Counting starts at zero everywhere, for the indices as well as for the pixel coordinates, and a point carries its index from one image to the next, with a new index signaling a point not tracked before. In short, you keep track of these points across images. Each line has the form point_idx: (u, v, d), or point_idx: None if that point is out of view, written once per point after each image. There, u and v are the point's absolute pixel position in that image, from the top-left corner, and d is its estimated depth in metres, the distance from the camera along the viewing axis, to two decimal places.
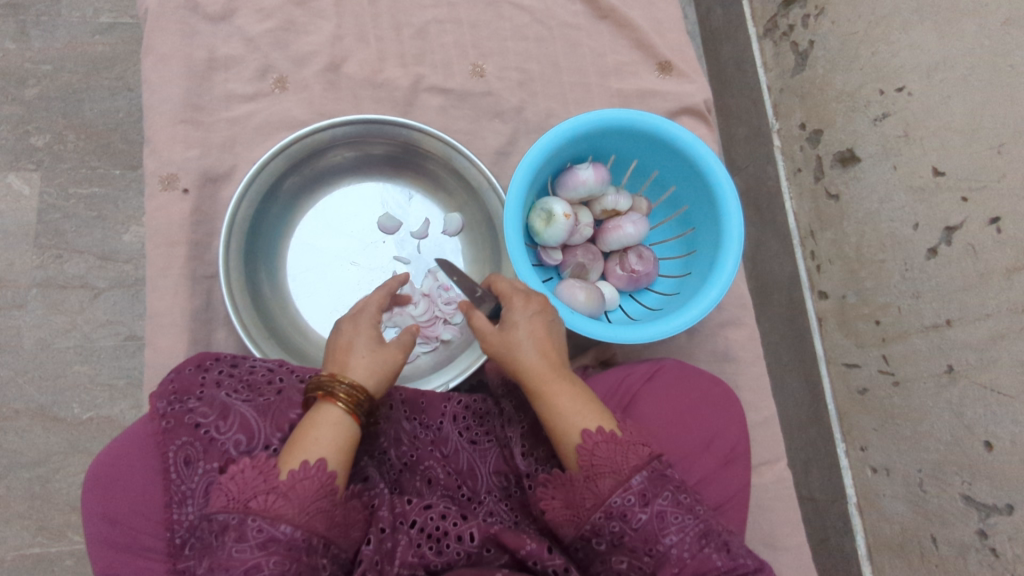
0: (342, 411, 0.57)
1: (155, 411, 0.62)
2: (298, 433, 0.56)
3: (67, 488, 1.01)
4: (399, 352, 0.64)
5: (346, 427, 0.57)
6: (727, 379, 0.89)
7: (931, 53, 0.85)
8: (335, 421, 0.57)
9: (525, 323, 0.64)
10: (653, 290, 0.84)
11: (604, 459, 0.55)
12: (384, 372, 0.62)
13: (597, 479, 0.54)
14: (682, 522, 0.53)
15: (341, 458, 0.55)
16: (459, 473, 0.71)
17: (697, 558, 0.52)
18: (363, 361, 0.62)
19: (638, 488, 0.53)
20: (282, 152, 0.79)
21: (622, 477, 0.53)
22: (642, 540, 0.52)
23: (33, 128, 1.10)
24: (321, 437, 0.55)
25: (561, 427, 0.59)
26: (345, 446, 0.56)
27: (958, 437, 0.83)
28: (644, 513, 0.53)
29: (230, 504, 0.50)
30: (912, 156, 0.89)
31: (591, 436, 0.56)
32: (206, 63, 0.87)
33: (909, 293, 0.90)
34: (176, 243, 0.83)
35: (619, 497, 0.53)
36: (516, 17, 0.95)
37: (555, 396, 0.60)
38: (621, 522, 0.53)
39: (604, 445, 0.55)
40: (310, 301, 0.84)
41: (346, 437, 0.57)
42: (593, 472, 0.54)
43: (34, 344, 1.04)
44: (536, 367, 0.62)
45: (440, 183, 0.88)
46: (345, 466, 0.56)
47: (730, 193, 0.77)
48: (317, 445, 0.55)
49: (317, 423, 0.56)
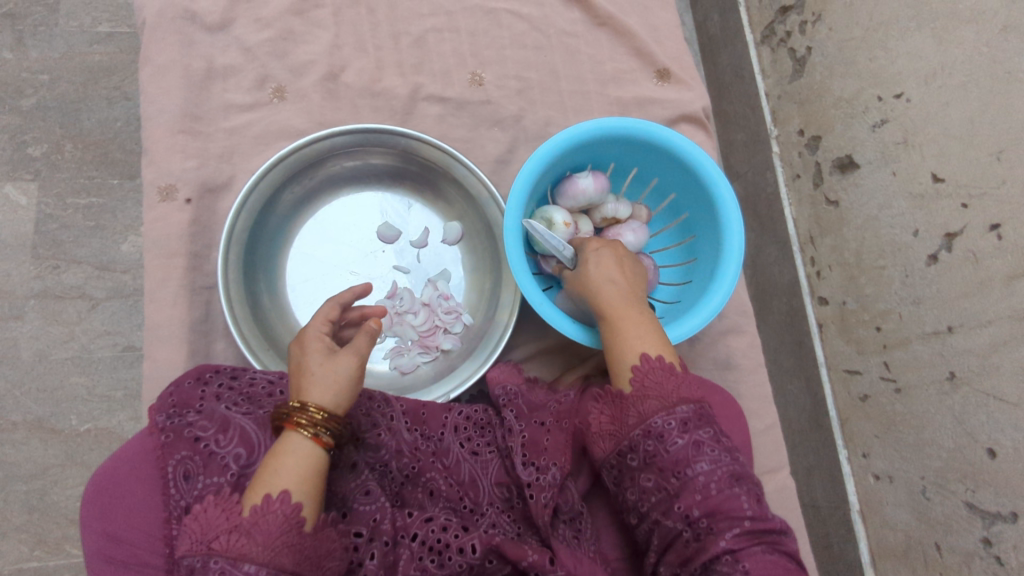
0: (305, 439, 0.57)
1: (154, 424, 0.61)
2: (263, 467, 0.56)
3: (65, 500, 1.01)
4: (352, 357, 0.62)
5: (307, 454, 0.56)
6: (729, 387, 0.88)
7: (929, 60, 0.85)
8: (295, 450, 0.56)
9: (599, 260, 0.69)
10: (654, 298, 0.84)
11: (652, 384, 0.60)
12: (339, 382, 0.60)
13: (643, 401, 0.59)
14: (716, 457, 0.57)
15: (306, 487, 0.55)
16: (461, 485, 0.70)
17: (721, 494, 0.55)
18: (316, 376, 0.60)
19: (681, 415, 0.57)
20: (280, 163, 0.79)
21: (669, 404, 0.59)
22: (672, 462, 0.57)
23: (30, 138, 1.10)
24: (282, 468, 0.55)
25: (620, 350, 0.64)
26: (309, 474, 0.56)
27: (961, 444, 0.83)
28: (682, 438, 0.57)
29: (195, 547, 0.51)
30: (912, 163, 0.88)
31: (649, 360, 0.61)
32: (204, 73, 0.87)
33: (910, 299, 0.90)
34: (175, 254, 0.82)
35: (660, 419, 0.58)
36: (514, 25, 0.95)
37: (622, 322, 0.65)
38: (657, 441, 0.58)
39: (656, 372, 0.60)
40: (310, 311, 0.84)
41: (309, 464, 0.56)
42: (642, 392, 0.60)
43: (32, 356, 1.04)
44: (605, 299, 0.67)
45: (440, 191, 0.87)
46: (313, 495, 0.55)
47: (730, 200, 0.77)
48: (279, 478, 0.54)
49: (278, 454, 0.56)
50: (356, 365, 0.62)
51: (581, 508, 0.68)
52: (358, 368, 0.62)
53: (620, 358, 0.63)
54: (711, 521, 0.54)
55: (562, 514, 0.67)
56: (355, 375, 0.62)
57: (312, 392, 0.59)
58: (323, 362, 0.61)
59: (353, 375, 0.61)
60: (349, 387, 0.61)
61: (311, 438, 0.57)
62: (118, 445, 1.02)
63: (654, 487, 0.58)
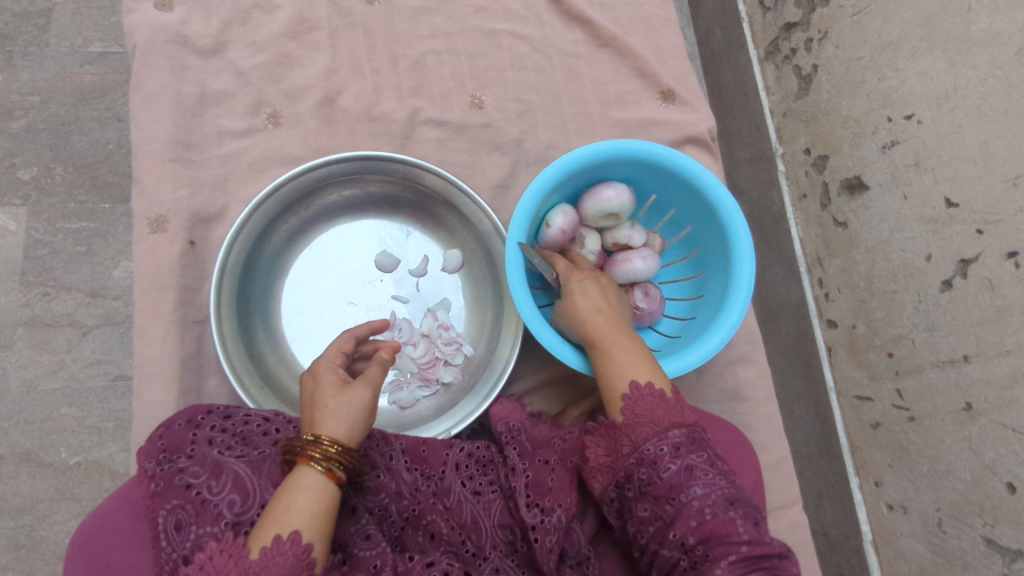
0: (318, 473, 0.54)
1: (143, 472, 0.58)
2: (272, 502, 0.53)
3: (54, 536, 0.98)
4: (366, 390, 0.58)
5: (320, 490, 0.53)
6: (738, 418, 0.86)
7: (941, 82, 0.83)
8: (308, 485, 0.53)
9: (585, 289, 0.66)
10: (656, 329, 0.81)
11: (643, 410, 0.57)
12: (354, 417, 0.57)
13: (636, 428, 0.57)
14: (711, 481, 0.53)
15: (318, 525, 0.52)
16: (463, 527, 0.66)
17: (717, 519, 0.51)
18: (329, 407, 0.57)
19: (673, 439, 0.54)
20: (274, 193, 0.76)
21: (660, 428, 0.56)
22: (666, 488, 0.54)
23: (20, 162, 1.08)
24: (294, 504, 0.52)
25: (611, 380, 0.61)
26: (322, 512, 0.53)
27: (979, 477, 0.81)
28: (674, 464, 0.54)
29: None
30: (924, 186, 0.86)
31: (637, 387, 0.58)
32: (197, 99, 0.84)
33: (923, 326, 0.88)
34: (165, 288, 0.80)
35: (653, 445, 0.55)
36: (514, 46, 0.93)
37: (610, 349, 0.62)
38: (650, 469, 0.55)
39: (646, 398, 0.57)
40: (306, 343, 0.81)
41: (321, 501, 0.53)
42: (633, 422, 0.57)
43: (20, 387, 1.01)
44: (594, 328, 0.64)
45: (439, 219, 0.85)
46: (326, 531, 0.53)
47: (744, 242, 0.75)
48: (291, 516, 0.51)
49: (289, 489, 0.53)
50: (371, 397, 0.58)
51: (588, 552, 0.65)
52: (372, 399, 0.59)
53: (612, 389, 0.60)
54: (706, 549, 0.51)
55: (569, 558, 0.64)
56: (369, 409, 0.58)
57: (325, 425, 0.56)
58: (336, 392, 0.58)
59: (368, 406, 0.58)
60: (362, 419, 0.58)
61: (324, 472, 0.54)
62: (109, 478, 0.99)
63: (650, 517, 0.55)
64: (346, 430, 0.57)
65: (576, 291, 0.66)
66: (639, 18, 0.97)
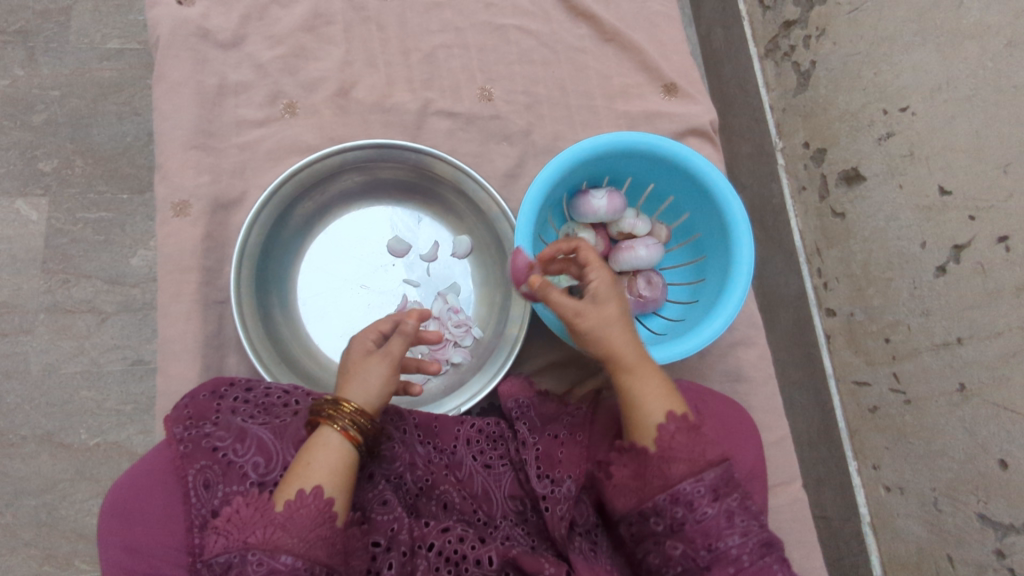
0: (336, 432, 0.57)
1: (172, 436, 0.60)
2: (296, 462, 0.56)
3: (74, 515, 1.00)
4: (381, 361, 0.61)
5: (338, 447, 0.57)
6: (740, 399, 0.88)
7: (934, 74, 0.86)
8: (327, 443, 0.57)
9: (617, 301, 0.63)
10: (661, 314, 0.85)
11: (680, 445, 0.57)
12: (371, 385, 0.60)
13: (671, 463, 0.56)
14: (746, 528, 0.55)
15: (338, 481, 0.56)
16: (475, 497, 0.70)
17: (754, 566, 0.54)
18: (352, 373, 0.61)
19: (712, 482, 0.55)
20: (292, 177, 0.79)
21: (697, 467, 0.56)
22: (704, 534, 0.55)
23: (41, 154, 1.11)
24: (314, 461, 0.56)
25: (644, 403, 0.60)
26: (342, 468, 0.56)
27: (973, 455, 0.83)
28: (711, 507, 0.55)
29: (230, 543, 0.51)
30: (918, 175, 0.89)
31: (675, 418, 0.58)
32: (217, 90, 0.87)
33: (918, 311, 0.90)
34: (188, 269, 0.83)
35: (690, 486, 0.56)
36: (522, 41, 0.96)
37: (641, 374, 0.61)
38: (686, 509, 0.55)
39: (682, 432, 0.58)
40: (321, 323, 0.84)
41: (341, 458, 0.57)
42: (669, 454, 0.57)
43: (42, 370, 1.04)
44: (623, 349, 0.62)
45: (450, 206, 0.88)
46: (346, 486, 0.56)
47: (742, 226, 0.78)
48: (313, 472, 0.55)
49: (310, 447, 0.57)
50: (388, 366, 0.61)
51: (596, 520, 0.68)
52: (390, 369, 0.62)
53: (643, 413, 0.60)
54: None
55: (578, 527, 0.66)
56: (386, 378, 0.61)
57: (345, 389, 0.60)
58: (360, 357, 0.62)
59: (384, 375, 0.61)
60: (378, 388, 0.61)
61: (341, 430, 0.57)
62: (127, 459, 1.02)
63: (680, 555, 0.56)
64: (362, 396, 0.60)
65: (610, 300, 0.63)
66: (643, 14, 1.00)
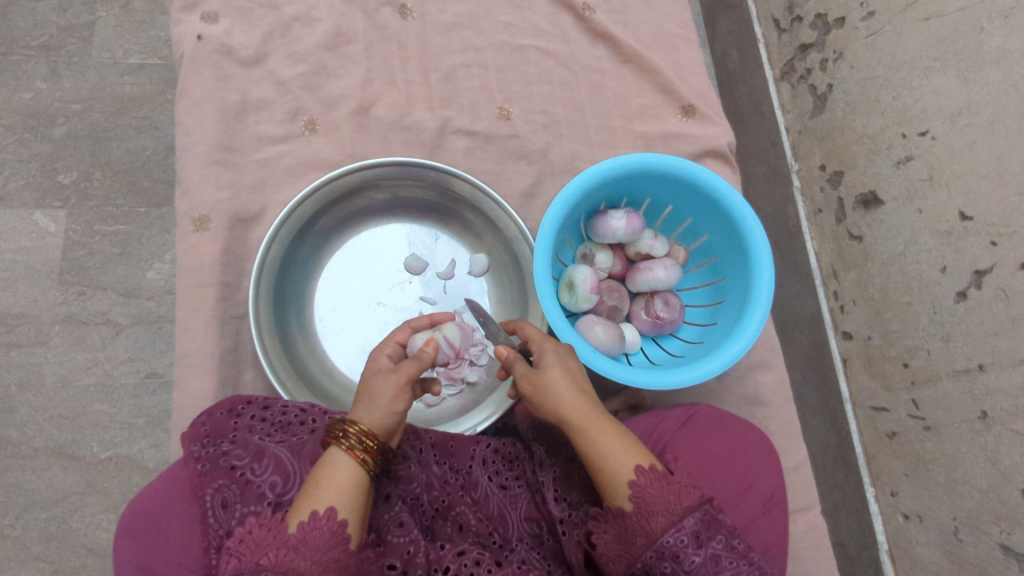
0: (343, 453, 0.57)
1: (190, 454, 0.60)
2: (307, 481, 0.56)
3: (84, 528, 1.00)
4: (386, 381, 0.59)
5: (347, 466, 0.56)
6: (758, 424, 0.87)
7: (954, 99, 0.86)
8: (334, 462, 0.56)
9: (562, 363, 0.63)
10: (678, 336, 0.84)
11: (656, 497, 0.56)
12: (378, 404, 0.59)
13: (649, 519, 0.56)
14: (738, 568, 0.55)
15: (350, 500, 0.55)
16: (491, 519, 0.69)
17: None
18: (365, 390, 0.61)
19: (692, 529, 0.54)
20: (312, 194, 0.79)
21: (676, 516, 0.55)
22: None
23: (61, 166, 1.12)
24: (323, 480, 0.55)
25: (612, 465, 0.59)
26: (352, 488, 0.56)
27: (996, 485, 0.82)
28: (697, 555, 0.54)
29: (243, 565, 0.50)
30: (938, 200, 0.89)
31: (644, 473, 0.57)
32: (239, 106, 0.88)
33: (938, 336, 0.89)
34: (206, 284, 0.83)
35: (671, 537, 0.54)
36: (541, 61, 0.97)
37: (602, 436, 0.59)
38: (673, 562, 0.54)
39: (655, 485, 0.57)
40: (337, 341, 0.84)
41: (350, 478, 0.56)
42: (646, 510, 0.56)
43: (56, 382, 1.04)
44: (576, 410, 0.60)
45: (468, 225, 0.88)
46: (358, 506, 0.56)
47: (763, 248, 0.77)
48: (324, 492, 0.54)
49: (319, 467, 0.56)
50: (397, 385, 0.60)
51: None
52: (400, 388, 0.60)
53: (613, 476, 0.58)
54: None
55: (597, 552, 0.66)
56: (390, 396, 0.59)
57: (357, 406, 0.60)
58: (372, 376, 0.61)
59: (393, 393, 0.59)
60: (385, 407, 0.59)
61: (347, 450, 0.56)
62: (139, 474, 1.02)
63: None
64: (373, 415, 0.59)
65: (554, 363, 0.62)
66: (660, 36, 1.01)
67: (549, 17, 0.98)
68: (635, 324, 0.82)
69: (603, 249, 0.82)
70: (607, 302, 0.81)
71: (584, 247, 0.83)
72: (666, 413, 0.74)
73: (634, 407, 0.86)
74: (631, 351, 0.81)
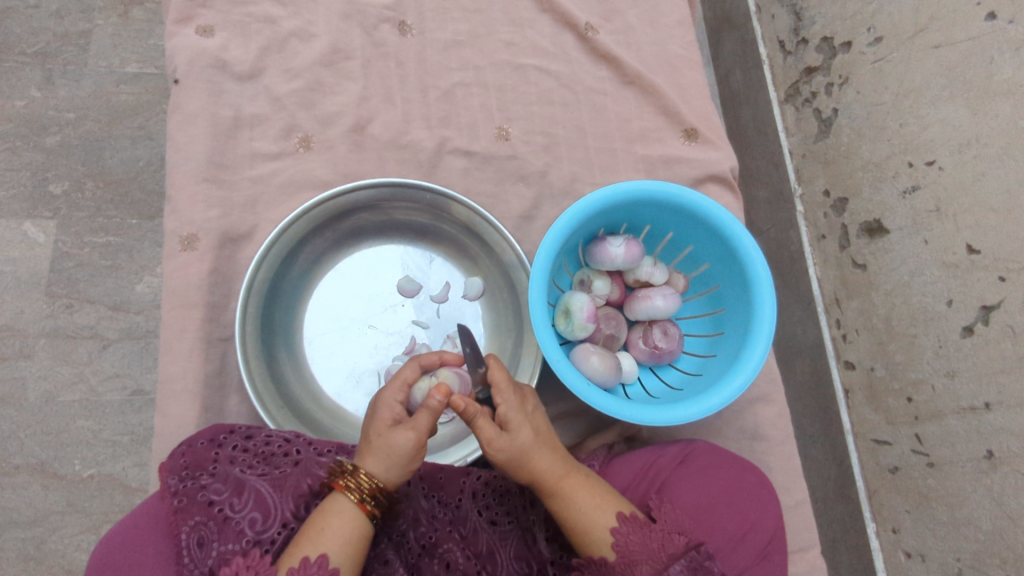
0: (352, 502, 0.55)
1: (166, 487, 0.57)
2: (308, 523, 0.55)
3: (62, 549, 0.97)
4: (404, 435, 0.56)
5: (353, 516, 0.55)
6: (756, 458, 0.85)
7: (963, 130, 0.85)
8: (342, 511, 0.55)
9: (530, 420, 0.59)
10: (676, 366, 0.82)
11: (638, 545, 0.57)
12: (394, 461, 0.56)
13: (634, 567, 0.56)
14: None
15: (348, 552, 0.54)
16: (479, 557, 0.67)
17: None
18: (374, 443, 0.57)
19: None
20: (304, 215, 0.78)
21: (660, 565, 0.56)
22: None
23: (52, 176, 1.10)
24: (328, 528, 0.54)
25: (590, 521, 0.58)
26: (354, 540, 0.54)
27: (1002, 527, 0.80)
28: None
29: None
30: (945, 232, 0.87)
31: (626, 520, 0.58)
32: (232, 122, 0.86)
33: (944, 371, 0.87)
34: (193, 305, 0.80)
35: None
36: (542, 81, 0.95)
37: (574, 491, 0.59)
38: None
39: (637, 532, 0.57)
40: (326, 365, 0.82)
41: (355, 529, 0.54)
42: (629, 558, 0.56)
43: (39, 397, 1.02)
44: (548, 468, 0.59)
45: (463, 247, 0.86)
46: (354, 559, 0.54)
47: (765, 280, 0.75)
48: (323, 539, 0.53)
49: (324, 512, 0.55)
50: (415, 442, 0.56)
51: None
52: (417, 444, 0.56)
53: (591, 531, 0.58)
54: None
55: None
56: (411, 449, 0.56)
57: (366, 459, 0.56)
58: (385, 428, 0.57)
59: (411, 451, 0.56)
60: (402, 464, 0.56)
61: (357, 502, 0.55)
62: (121, 493, 1.00)
63: None
64: (389, 471, 0.56)
65: (524, 423, 0.58)
66: (664, 58, 0.99)
67: (551, 36, 0.97)
68: (632, 353, 0.80)
69: (603, 278, 0.80)
70: (604, 330, 0.78)
71: (580, 273, 0.81)
72: (662, 450, 0.72)
73: (629, 439, 0.83)
74: (628, 381, 0.79)
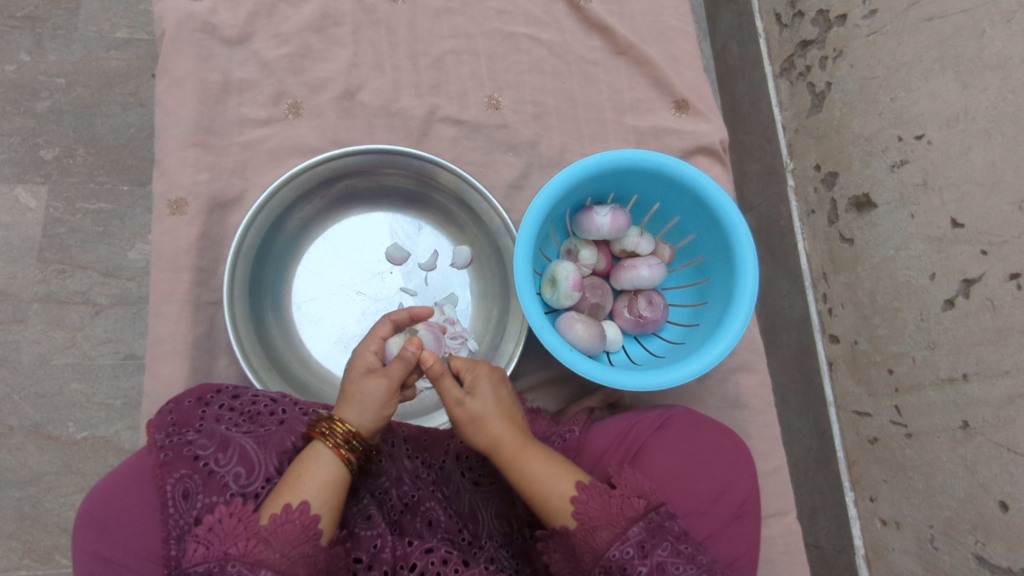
0: (331, 452, 0.57)
1: (153, 443, 0.59)
2: (289, 473, 0.56)
3: (58, 508, 1.00)
4: (376, 381, 0.59)
5: (331, 464, 0.56)
6: (737, 426, 0.87)
7: (952, 104, 0.84)
8: (318, 457, 0.56)
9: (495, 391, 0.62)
10: (660, 336, 0.83)
11: (597, 511, 0.56)
12: (369, 407, 0.59)
13: (594, 533, 0.56)
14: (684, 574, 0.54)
15: (327, 497, 0.55)
16: (462, 515, 0.68)
17: None
18: (348, 393, 0.60)
19: (637, 539, 0.54)
20: (293, 179, 0.78)
21: (619, 529, 0.56)
22: None
23: (43, 141, 1.10)
24: (306, 474, 0.55)
25: (544, 496, 0.58)
26: (331, 485, 0.56)
27: (973, 495, 0.82)
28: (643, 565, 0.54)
29: (209, 554, 0.50)
30: (931, 206, 0.87)
31: (586, 488, 0.57)
32: (220, 87, 0.86)
33: (924, 343, 0.89)
34: (181, 268, 0.82)
35: (618, 551, 0.54)
36: (533, 50, 0.95)
37: (529, 462, 0.60)
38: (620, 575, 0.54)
39: (597, 499, 0.57)
40: (314, 330, 0.83)
41: (332, 476, 0.56)
42: (589, 525, 0.56)
43: (33, 360, 1.03)
44: (506, 439, 0.60)
45: (451, 215, 0.86)
46: (332, 509, 0.55)
47: (749, 252, 0.76)
48: (303, 486, 0.55)
49: (303, 460, 0.57)
50: (387, 388, 0.60)
51: None
52: (389, 390, 0.60)
53: (547, 505, 0.58)
54: None
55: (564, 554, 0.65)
56: (383, 396, 0.60)
57: (343, 409, 0.60)
58: (359, 377, 0.60)
59: (382, 397, 0.59)
60: (376, 410, 0.60)
61: (334, 448, 0.57)
62: (114, 455, 1.01)
63: None
64: (361, 417, 0.59)
65: (487, 392, 0.61)
66: (657, 29, 0.98)
67: (543, 5, 0.96)
68: (617, 322, 0.81)
69: (588, 245, 0.81)
70: (589, 299, 0.79)
71: (567, 242, 0.82)
72: (642, 415, 0.74)
73: (611, 405, 0.85)
74: (612, 350, 0.80)
